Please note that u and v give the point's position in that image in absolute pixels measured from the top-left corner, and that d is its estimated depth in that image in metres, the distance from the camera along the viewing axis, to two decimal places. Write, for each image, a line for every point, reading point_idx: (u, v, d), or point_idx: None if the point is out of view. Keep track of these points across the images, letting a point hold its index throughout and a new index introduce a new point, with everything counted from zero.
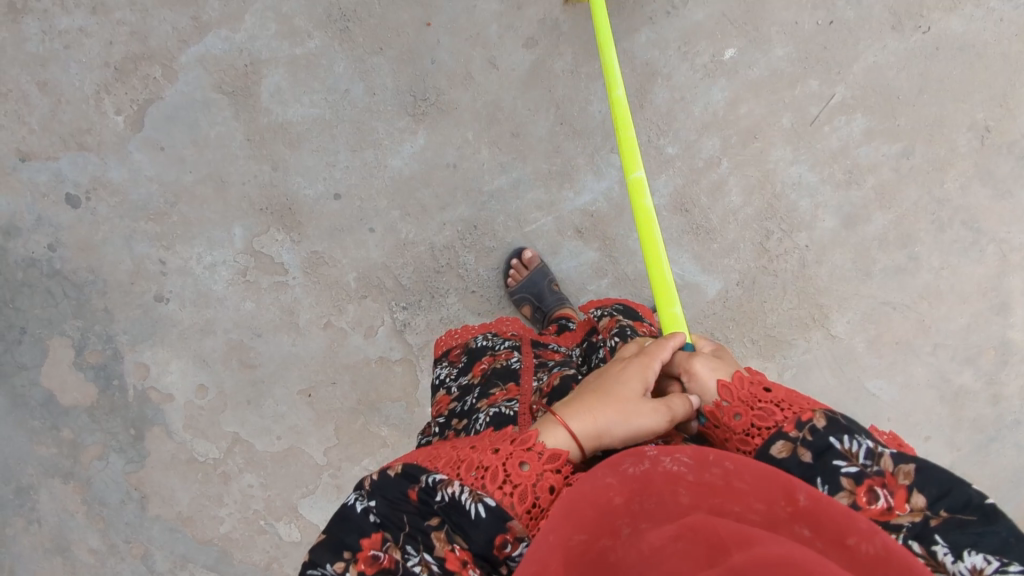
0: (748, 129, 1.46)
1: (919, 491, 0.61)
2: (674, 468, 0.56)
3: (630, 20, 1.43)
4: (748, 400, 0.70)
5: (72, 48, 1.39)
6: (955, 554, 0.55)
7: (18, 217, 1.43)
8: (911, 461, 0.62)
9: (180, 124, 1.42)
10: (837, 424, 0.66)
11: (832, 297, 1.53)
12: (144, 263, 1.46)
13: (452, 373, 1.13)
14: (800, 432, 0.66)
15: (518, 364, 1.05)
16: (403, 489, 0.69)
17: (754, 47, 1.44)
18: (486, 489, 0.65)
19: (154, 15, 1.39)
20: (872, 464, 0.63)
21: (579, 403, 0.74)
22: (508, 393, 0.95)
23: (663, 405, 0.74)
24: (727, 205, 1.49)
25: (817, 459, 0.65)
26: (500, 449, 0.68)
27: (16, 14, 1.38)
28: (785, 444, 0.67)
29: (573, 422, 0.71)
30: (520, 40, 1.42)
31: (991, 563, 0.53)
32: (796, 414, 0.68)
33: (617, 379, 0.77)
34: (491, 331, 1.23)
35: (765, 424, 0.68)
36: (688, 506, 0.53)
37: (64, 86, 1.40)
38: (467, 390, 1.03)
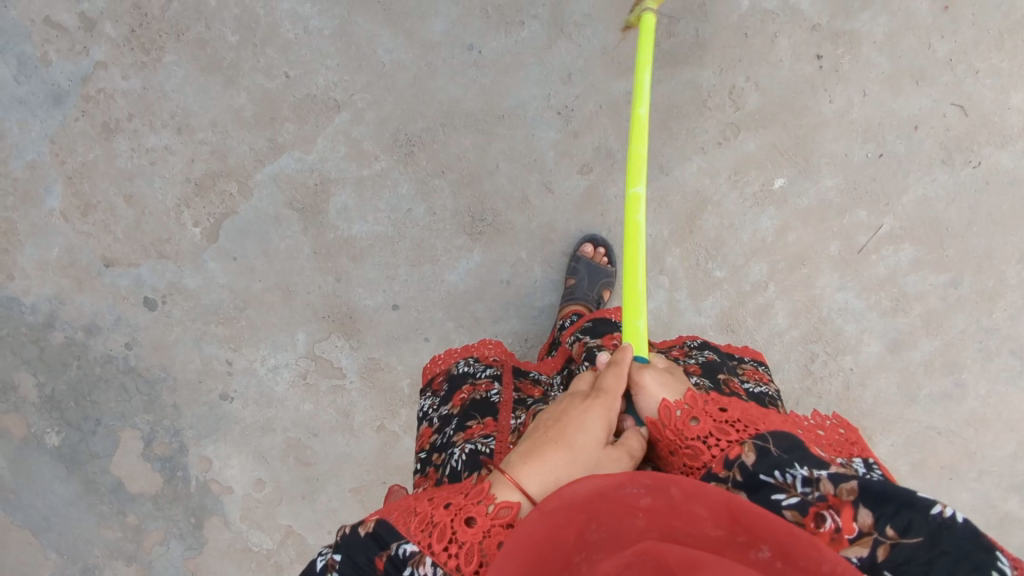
0: (796, 255, 1.49)
1: (861, 508, 0.62)
2: (630, 492, 0.55)
3: (683, 148, 1.46)
4: (676, 437, 0.75)
5: (157, 165, 1.48)
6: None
7: (99, 318, 1.53)
8: (849, 478, 0.64)
9: (252, 237, 1.50)
10: (768, 457, 0.69)
11: (876, 420, 1.54)
12: (212, 363, 1.55)
13: (434, 402, 1.15)
14: (729, 471, 0.70)
15: (497, 398, 1.09)
16: (371, 553, 0.66)
17: (804, 177, 1.47)
18: (460, 573, 0.62)
19: (233, 136, 1.47)
20: (811, 490, 0.65)
21: (535, 457, 0.70)
22: (486, 428, 1.01)
23: (624, 450, 0.75)
24: (773, 326, 1.51)
25: (753, 497, 0.68)
26: (476, 520, 0.64)
27: (108, 132, 1.47)
28: (718, 486, 0.70)
29: (529, 484, 0.67)
30: (575, 166, 1.47)
31: None
32: (724, 452, 0.71)
33: (575, 424, 0.74)
34: (473, 356, 1.23)
35: (698, 466, 0.73)
36: (642, 530, 0.52)
37: (148, 198, 1.49)
38: (447, 422, 1.07)
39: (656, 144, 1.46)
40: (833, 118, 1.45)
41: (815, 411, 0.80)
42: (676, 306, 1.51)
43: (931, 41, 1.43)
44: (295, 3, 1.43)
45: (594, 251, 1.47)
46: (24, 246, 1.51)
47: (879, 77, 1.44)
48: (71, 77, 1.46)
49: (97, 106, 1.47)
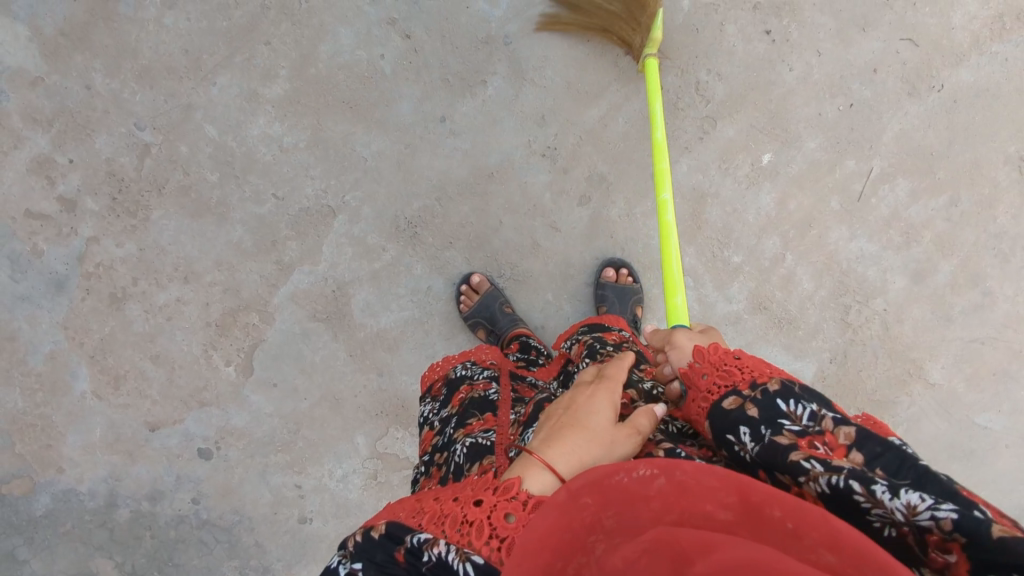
0: (802, 221, 1.54)
1: (856, 449, 0.62)
2: (644, 474, 0.57)
3: (668, 153, 1.50)
4: (717, 362, 0.77)
5: (175, 318, 1.48)
6: (891, 490, 0.55)
7: (159, 482, 1.52)
8: (852, 424, 0.64)
9: (286, 359, 1.51)
10: (788, 389, 0.69)
11: (921, 349, 1.58)
12: (282, 491, 1.54)
13: (435, 408, 1.18)
14: (752, 391, 0.72)
15: (495, 396, 1.11)
16: (390, 549, 0.67)
17: (788, 146, 1.52)
18: (474, 545, 0.62)
19: (240, 269, 1.48)
20: (814, 424, 0.66)
21: (552, 437, 0.73)
22: (485, 423, 1.01)
23: (632, 427, 0.77)
24: (801, 292, 1.56)
25: (762, 413, 0.69)
26: (483, 501, 0.65)
27: (117, 302, 1.47)
28: (736, 399, 0.72)
29: (560, 463, 0.69)
30: (574, 200, 1.50)
31: (925, 500, 0.53)
32: (753, 376, 0.73)
33: (586, 407, 0.78)
34: (471, 360, 1.28)
35: (725, 383, 0.74)
36: (656, 516, 0.54)
37: (175, 353, 1.49)
38: (447, 423, 1.08)
39: (642, 157, 1.50)
40: (798, 84, 1.51)
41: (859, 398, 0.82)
42: (706, 300, 1.55)
43: None
44: (264, 125, 1.45)
45: (617, 274, 1.49)
46: (67, 436, 1.50)
47: (828, 35, 1.50)
48: (67, 260, 1.45)
49: (100, 280, 1.46)
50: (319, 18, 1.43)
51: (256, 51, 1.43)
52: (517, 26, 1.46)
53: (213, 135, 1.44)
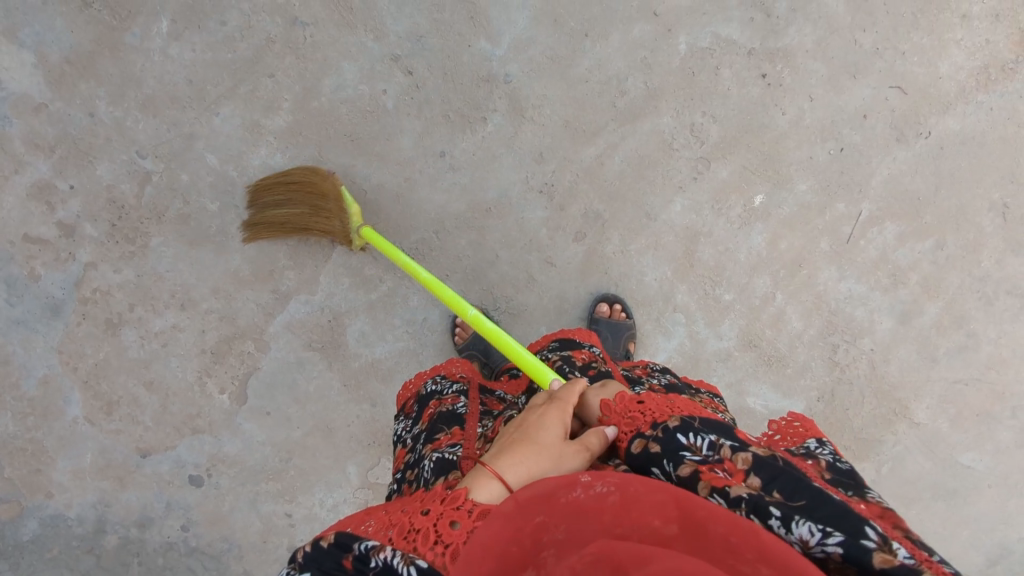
0: (793, 261, 1.57)
1: (754, 474, 0.70)
2: (601, 490, 0.61)
3: (663, 192, 1.53)
4: (622, 410, 0.82)
5: (170, 344, 1.49)
6: (786, 524, 0.64)
7: (149, 508, 1.52)
8: (748, 450, 0.72)
9: (280, 387, 1.51)
10: (687, 424, 0.76)
11: (907, 388, 1.61)
12: (272, 519, 1.54)
13: (407, 425, 1.18)
14: (654, 430, 0.77)
15: (462, 410, 1.12)
16: (339, 557, 0.69)
17: (779, 188, 1.55)
18: (418, 551, 0.64)
19: (237, 297, 1.49)
20: (713, 453, 0.73)
21: (501, 454, 0.76)
22: (452, 438, 1.03)
23: (582, 444, 0.79)
24: (791, 330, 1.58)
25: (665, 451, 0.74)
26: (430, 510, 0.67)
27: (113, 327, 1.48)
28: (640, 441, 0.77)
29: (507, 475, 0.72)
30: (570, 237, 1.53)
31: (815, 535, 0.62)
32: (653, 418, 0.78)
33: (535, 425, 0.81)
34: (441, 373, 1.28)
35: (629, 428, 0.79)
36: (603, 528, 0.58)
37: (169, 380, 1.49)
38: (417, 439, 1.09)
39: (637, 195, 1.53)
40: (790, 128, 1.54)
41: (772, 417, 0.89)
42: (698, 337, 1.57)
43: (855, 37, 1.53)
44: (266, 156, 1.46)
45: (610, 309, 1.52)
46: (57, 460, 1.49)
47: (820, 81, 1.54)
48: (64, 285, 1.46)
49: (96, 305, 1.47)
50: (323, 52, 1.45)
51: (260, 83, 1.45)
52: (518, 66, 1.49)
53: (215, 164, 1.46)
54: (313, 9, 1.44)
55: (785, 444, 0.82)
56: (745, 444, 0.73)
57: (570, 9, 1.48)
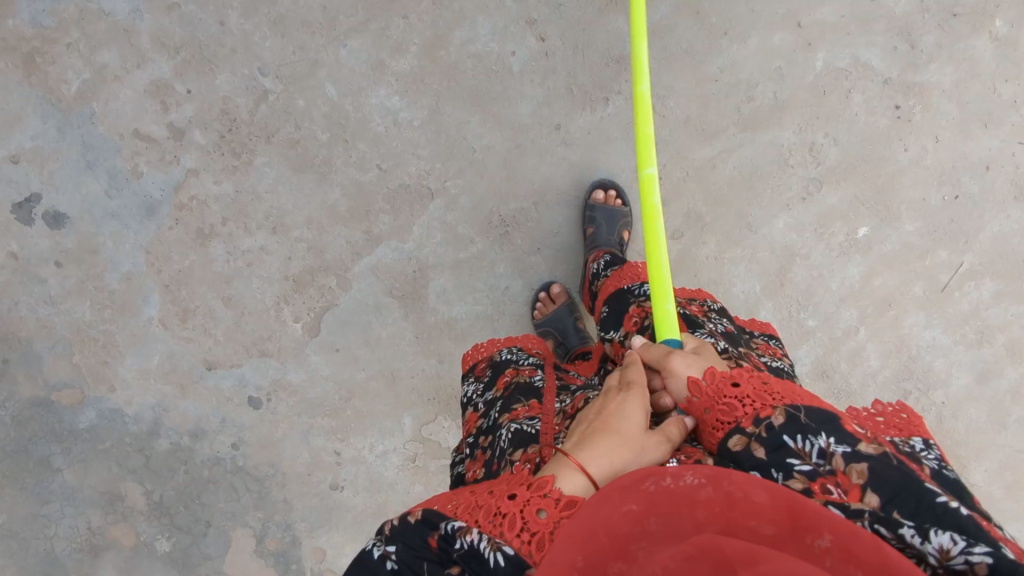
0: (883, 299, 1.54)
1: (871, 487, 0.66)
2: (693, 482, 0.58)
3: (769, 206, 1.51)
4: (716, 394, 0.79)
5: (254, 265, 1.49)
6: (922, 535, 0.61)
7: (204, 421, 1.53)
8: (862, 460, 0.68)
9: (354, 328, 1.52)
10: (794, 422, 0.73)
11: (969, 448, 1.59)
12: (320, 454, 1.55)
13: (479, 388, 1.17)
14: (756, 427, 0.74)
15: (540, 381, 1.09)
16: (424, 534, 0.68)
17: (886, 224, 1.52)
18: (505, 537, 0.64)
19: (329, 231, 1.49)
20: (824, 462, 0.69)
21: (584, 443, 0.74)
22: (530, 411, 1.00)
23: (663, 435, 0.79)
24: (866, 368, 1.56)
25: (771, 454, 0.72)
26: (516, 495, 0.67)
27: (203, 238, 1.48)
28: (740, 438, 0.75)
29: (591, 466, 0.71)
30: (667, 233, 1.51)
31: (956, 543, 0.58)
32: (754, 411, 0.75)
33: (618, 411, 0.79)
34: (517, 345, 1.25)
35: (727, 420, 0.77)
36: (700, 522, 0.54)
37: (247, 299, 1.50)
38: (492, 405, 1.08)
39: (743, 205, 1.50)
40: (910, 166, 1.51)
41: (874, 400, 0.83)
42: None
43: (995, 86, 1.49)
44: (384, 97, 1.45)
45: (605, 197, 1.48)
46: (125, 357, 1.51)
47: (949, 123, 1.50)
48: (163, 187, 1.46)
49: (191, 213, 1.47)
50: (460, 3, 1.44)
51: (392, 22, 1.44)
52: (650, 52, 1.46)
53: (333, 96, 1.45)
54: None
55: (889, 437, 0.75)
56: (857, 447, 0.69)
57: (714, 4, 1.45)
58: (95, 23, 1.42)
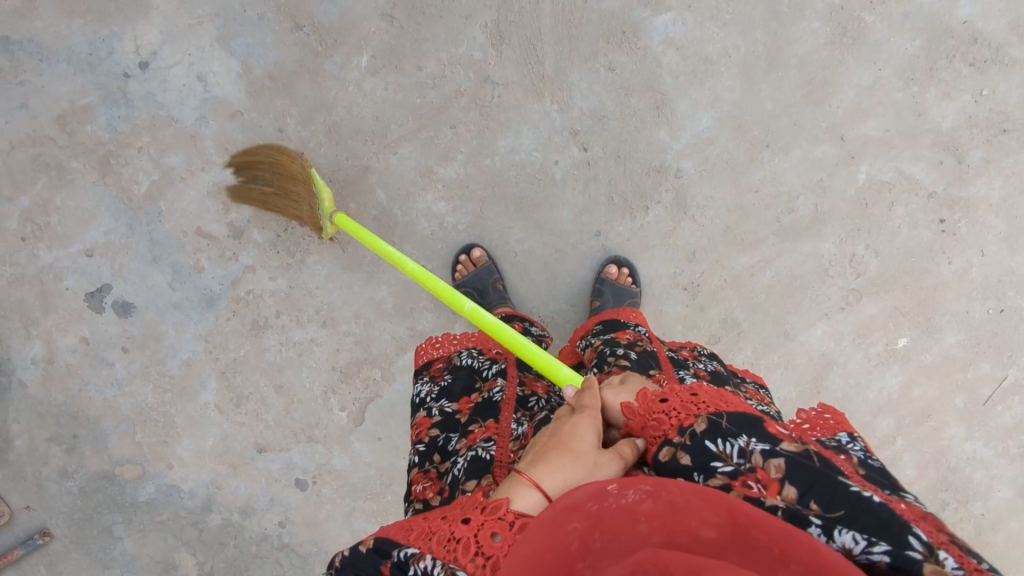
0: (922, 410, 1.53)
1: (788, 484, 0.67)
2: (633, 499, 0.58)
3: (807, 315, 1.52)
4: (648, 410, 0.80)
5: (304, 355, 1.57)
6: (828, 532, 0.63)
7: (253, 499, 1.61)
8: (779, 457, 0.69)
9: (396, 417, 1.59)
10: (715, 428, 0.73)
11: (1008, 561, 1.57)
12: (361, 535, 1.62)
13: (434, 396, 1.17)
14: (681, 437, 0.74)
15: (499, 396, 1.12)
16: (377, 562, 0.66)
17: (927, 335, 1.51)
18: (459, 562, 0.62)
19: (376, 326, 1.56)
20: (744, 461, 0.70)
21: (540, 464, 0.73)
22: (487, 431, 1.04)
23: (616, 453, 0.78)
24: (902, 477, 1.56)
25: (694, 460, 0.72)
26: (471, 518, 0.65)
27: (258, 329, 1.56)
28: (668, 449, 0.75)
29: (546, 482, 0.70)
30: (703, 337, 1.52)
31: (859, 543, 0.60)
32: (680, 421, 0.76)
33: (572, 433, 0.80)
34: (477, 348, 1.29)
35: (657, 433, 0.77)
36: (644, 536, 0.55)
37: (297, 387, 1.58)
38: (449, 422, 1.09)
39: (780, 313, 1.52)
40: (954, 279, 1.50)
41: (802, 404, 0.86)
42: None
43: None
44: (431, 202, 1.52)
45: (618, 273, 1.48)
46: (183, 437, 1.60)
47: (996, 237, 1.49)
48: (222, 281, 1.55)
49: (247, 306, 1.56)
50: (506, 113, 1.48)
51: (440, 131, 1.49)
52: (692, 163, 1.49)
53: (383, 201, 1.51)
54: (505, 70, 1.47)
55: (817, 436, 0.78)
56: (775, 448, 0.70)
57: (756, 118, 1.47)
58: (164, 129, 1.51)
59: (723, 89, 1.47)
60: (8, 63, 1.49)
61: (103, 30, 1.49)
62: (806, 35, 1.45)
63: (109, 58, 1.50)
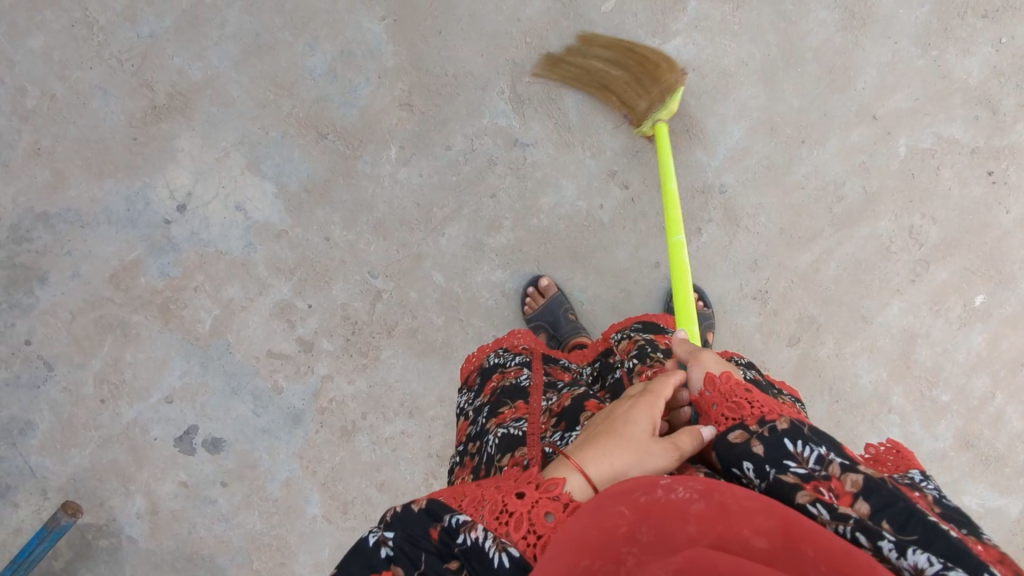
0: (1014, 360, 1.53)
1: (863, 499, 0.64)
2: (682, 495, 0.57)
3: (880, 296, 1.51)
4: (727, 393, 0.77)
5: (399, 448, 1.57)
6: (900, 549, 0.57)
7: None
8: (860, 472, 0.65)
9: None
10: (797, 429, 0.70)
11: None
12: None
13: (468, 397, 1.11)
14: (760, 427, 0.71)
15: (526, 382, 1.04)
16: (427, 526, 0.64)
17: (1002, 287, 1.51)
18: (511, 537, 0.61)
19: None
20: (821, 467, 0.67)
21: (591, 447, 0.70)
22: (516, 411, 0.95)
23: (674, 443, 0.72)
24: (1010, 430, 1.55)
25: (768, 451, 0.69)
26: (525, 493, 0.63)
27: (349, 434, 1.57)
28: (741, 433, 0.72)
29: (589, 469, 0.67)
30: (783, 340, 1.53)
31: (933, 565, 0.55)
32: (762, 412, 0.73)
33: (625, 418, 0.75)
34: (503, 347, 1.20)
35: (733, 416, 0.74)
36: (693, 536, 0.53)
37: (399, 481, 1.58)
38: (479, 412, 1.02)
39: (854, 299, 1.52)
40: (1016, 226, 1.50)
41: (872, 441, 0.79)
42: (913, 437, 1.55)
43: None
44: (488, 273, 1.53)
45: None
46: (299, 554, 1.59)
47: None
48: (303, 396, 1.56)
49: (333, 414, 1.57)
50: (541, 171, 1.50)
51: (482, 203, 1.51)
52: (734, 175, 1.49)
53: (441, 282, 1.53)
54: (532, 130, 1.49)
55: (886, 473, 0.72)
56: (856, 464, 0.66)
57: (786, 117, 1.48)
58: (215, 264, 1.52)
59: (748, 97, 1.47)
60: (52, 237, 1.50)
61: (136, 183, 1.51)
62: (817, 27, 1.46)
63: (147, 208, 1.51)
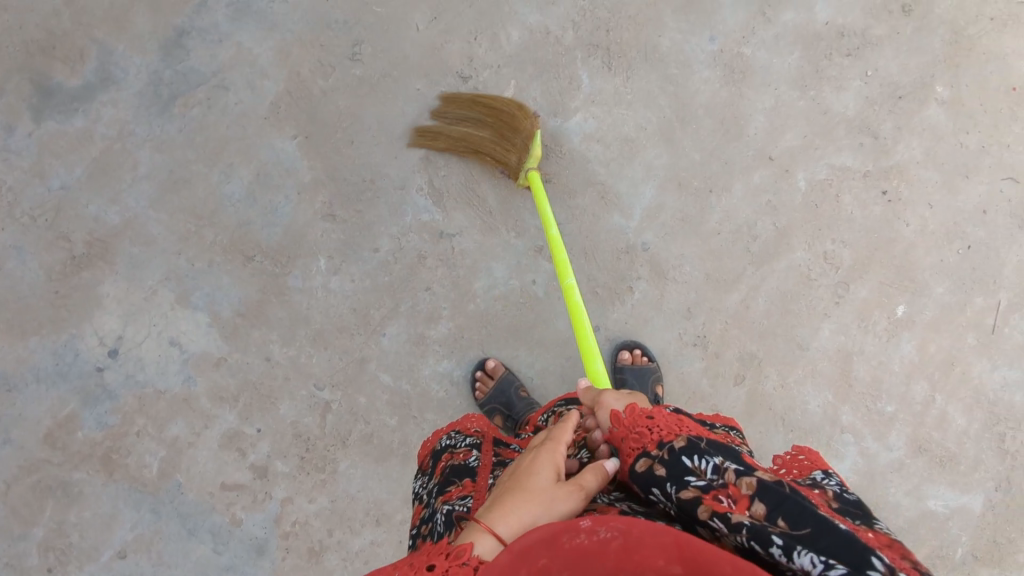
0: (945, 361, 1.60)
1: (758, 500, 0.65)
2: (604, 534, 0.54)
3: (810, 322, 1.58)
4: (631, 422, 0.79)
5: (371, 560, 1.51)
6: (789, 550, 0.59)
7: None
8: (753, 475, 0.67)
9: None
10: (694, 447, 0.73)
11: None
12: None
13: (421, 481, 1.11)
14: (660, 450, 0.74)
15: (474, 462, 1.03)
16: None
17: (918, 296, 1.59)
18: None
19: None
20: (718, 477, 0.69)
21: (494, 507, 0.68)
22: (463, 489, 0.95)
23: (576, 484, 0.73)
24: (956, 429, 1.60)
25: (670, 472, 0.72)
26: (435, 567, 0.60)
27: (316, 554, 1.50)
28: (645, 461, 0.74)
29: (500, 527, 0.65)
30: (729, 381, 1.56)
31: (817, 564, 0.58)
32: (660, 436, 0.75)
33: (528, 471, 0.75)
34: (456, 430, 1.20)
35: (636, 446, 0.76)
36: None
37: None
38: (429, 492, 1.02)
39: (787, 329, 1.58)
40: (918, 237, 1.59)
41: (786, 446, 0.88)
42: (868, 452, 1.59)
43: (961, 140, 1.59)
44: (435, 364, 1.53)
45: (632, 356, 1.54)
46: None
47: (936, 187, 1.59)
48: (264, 524, 1.50)
49: (298, 537, 1.50)
50: (470, 257, 1.53)
51: (418, 297, 1.52)
52: (653, 233, 1.56)
53: (389, 382, 1.52)
54: (455, 220, 1.53)
55: (792, 477, 0.79)
56: (751, 470, 0.68)
57: (691, 170, 1.56)
58: (155, 404, 1.48)
59: (653, 158, 1.55)
60: None
61: (62, 336, 1.47)
62: (702, 86, 1.56)
63: (77, 360, 1.47)
